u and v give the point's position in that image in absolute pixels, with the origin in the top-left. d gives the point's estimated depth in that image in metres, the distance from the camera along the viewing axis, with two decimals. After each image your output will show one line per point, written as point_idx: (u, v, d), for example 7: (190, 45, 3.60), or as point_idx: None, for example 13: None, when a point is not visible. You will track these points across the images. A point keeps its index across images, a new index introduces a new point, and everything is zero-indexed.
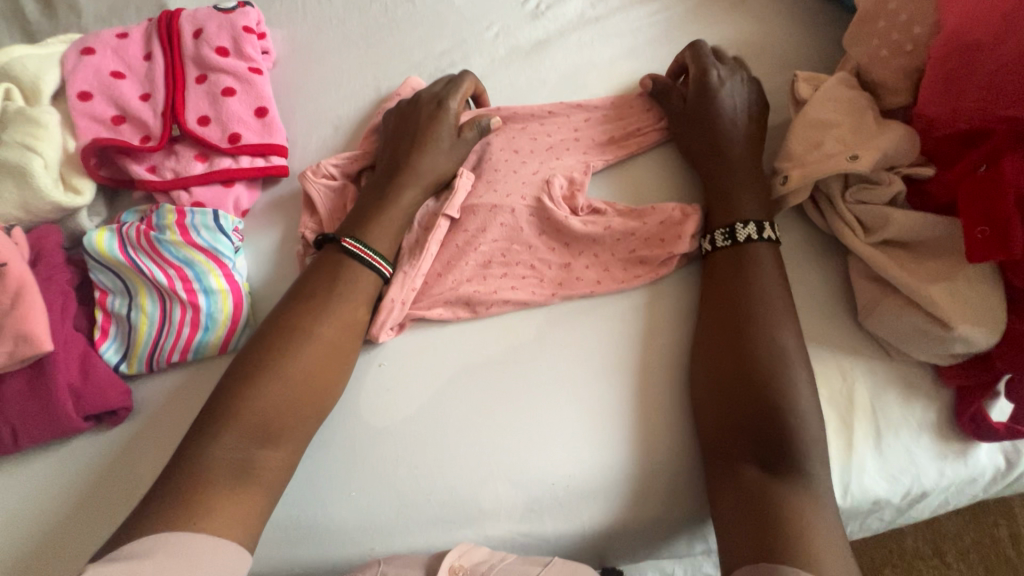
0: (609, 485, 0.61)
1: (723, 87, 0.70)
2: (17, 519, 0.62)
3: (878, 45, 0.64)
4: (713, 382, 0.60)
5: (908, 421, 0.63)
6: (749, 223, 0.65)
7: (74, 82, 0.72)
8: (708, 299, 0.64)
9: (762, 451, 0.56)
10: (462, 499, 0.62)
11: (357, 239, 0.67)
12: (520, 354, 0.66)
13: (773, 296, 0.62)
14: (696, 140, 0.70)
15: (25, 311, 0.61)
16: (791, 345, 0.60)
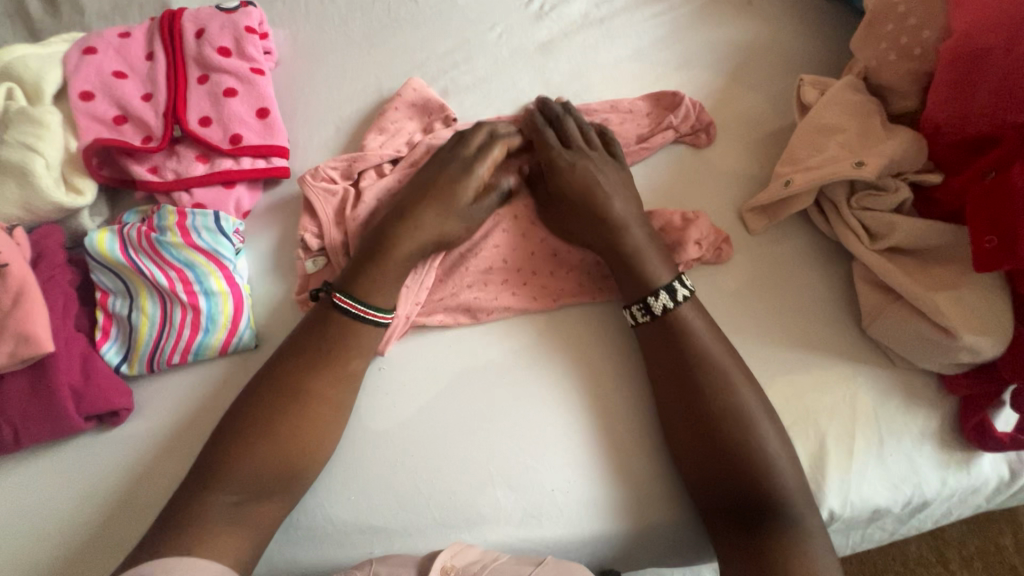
0: (606, 493, 0.62)
1: (578, 165, 0.68)
2: (22, 517, 0.63)
3: (886, 48, 0.63)
4: (687, 434, 0.60)
5: (911, 430, 0.62)
6: (660, 292, 0.63)
7: (76, 82, 0.72)
8: (650, 361, 0.63)
9: (741, 479, 0.57)
10: (462, 503, 0.62)
11: (348, 295, 0.64)
12: (515, 373, 0.66)
13: (721, 355, 0.61)
14: (569, 221, 0.68)
15: (26, 312, 0.61)
16: (745, 379, 0.61)
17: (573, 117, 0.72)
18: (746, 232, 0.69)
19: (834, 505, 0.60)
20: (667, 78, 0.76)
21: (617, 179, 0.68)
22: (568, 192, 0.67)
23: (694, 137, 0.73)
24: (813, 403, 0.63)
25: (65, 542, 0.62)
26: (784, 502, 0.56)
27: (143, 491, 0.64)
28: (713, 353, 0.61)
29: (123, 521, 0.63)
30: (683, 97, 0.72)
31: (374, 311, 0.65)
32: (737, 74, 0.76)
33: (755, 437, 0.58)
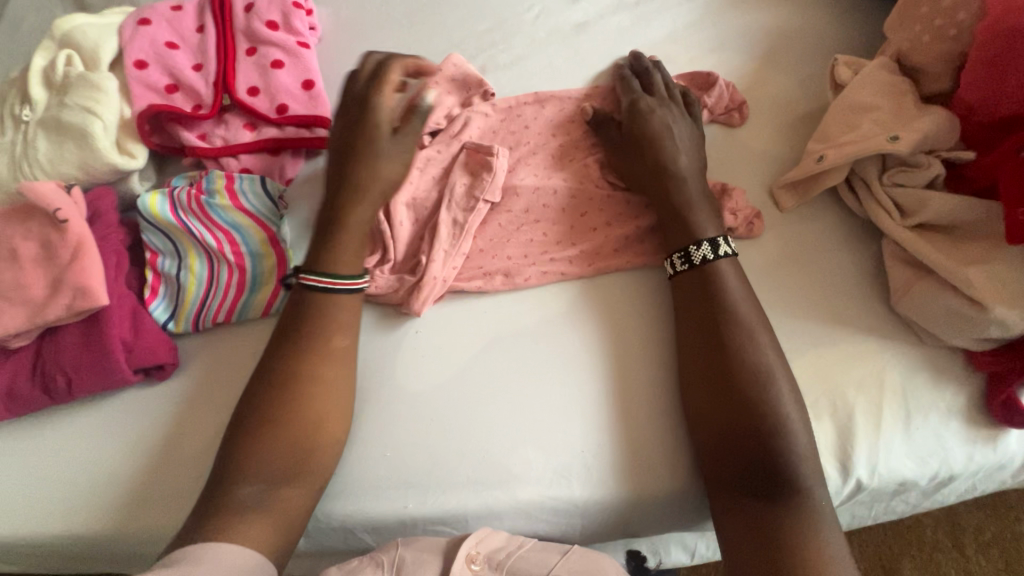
0: (630, 452, 0.63)
1: (655, 113, 0.71)
2: (77, 461, 0.66)
3: (920, 31, 0.65)
4: (705, 396, 0.61)
5: (937, 404, 0.63)
6: (703, 243, 0.65)
7: (131, 51, 0.75)
8: (681, 316, 0.65)
9: (758, 443, 0.57)
10: (494, 460, 0.63)
11: (314, 271, 0.67)
12: (544, 337, 0.68)
13: (747, 315, 0.62)
14: (633, 166, 0.71)
15: (84, 266, 0.64)
16: (770, 344, 0.61)
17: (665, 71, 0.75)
18: (776, 208, 0.71)
19: (860, 474, 0.62)
20: (700, 59, 0.78)
21: (687, 130, 0.72)
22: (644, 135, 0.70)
23: (727, 116, 0.75)
24: (841, 376, 0.64)
25: (115, 489, 0.65)
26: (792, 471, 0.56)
27: (188, 442, 0.66)
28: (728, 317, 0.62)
29: (169, 470, 0.65)
30: (717, 78, 0.74)
31: (341, 281, 0.67)
32: (769, 57, 0.77)
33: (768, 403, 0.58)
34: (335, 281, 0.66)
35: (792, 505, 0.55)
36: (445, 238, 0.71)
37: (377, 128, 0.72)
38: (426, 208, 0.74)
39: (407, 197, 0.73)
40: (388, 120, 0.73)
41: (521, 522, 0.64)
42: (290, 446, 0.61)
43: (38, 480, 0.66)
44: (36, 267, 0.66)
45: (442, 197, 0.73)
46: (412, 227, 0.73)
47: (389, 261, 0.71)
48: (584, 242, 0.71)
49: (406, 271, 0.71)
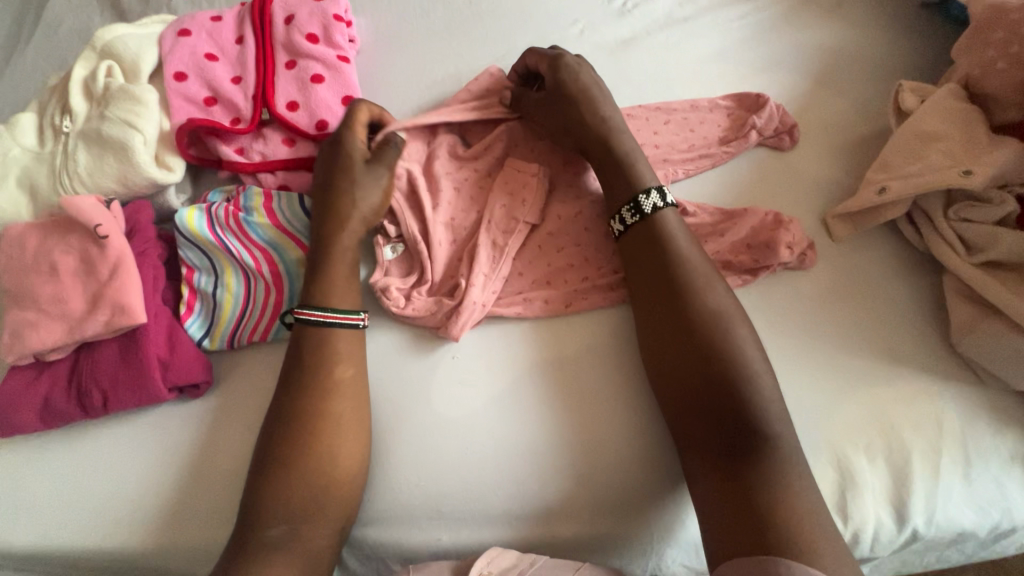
0: (619, 448, 0.62)
1: (582, 69, 0.72)
2: (108, 479, 0.65)
3: (994, 56, 0.61)
4: (662, 360, 0.61)
5: (1000, 451, 0.60)
6: (651, 192, 0.65)
7: (171, 63, 0.74)
8: (635, 280, 0.65)
9: (729, 418, 0.57)
10: (522, 487, 0.61)
11: (311, 307, 0.65)
12: (576, 360, 0.66)
13: (698, 272, 0.62)
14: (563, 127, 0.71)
15: (123, 283, 0.64)
16: (733, 310, 0.61)
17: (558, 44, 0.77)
18: (829, 238, 0.68)
19: (915, 522, 0.59)
20: (751, 79, 0.75)
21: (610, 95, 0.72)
22: (569, 96, 0.70)
23: (777, 139, 0.72)
24: (896, 417, 0.61)
25: (146, 509, 0.64)
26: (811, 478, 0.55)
27: (218, 462, 0.65)
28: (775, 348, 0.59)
29: (199, 491, 0.64)
30: (767, 100, 0.71)
31: (338, 314, 0.65)
32: (824, 77, 0.74)
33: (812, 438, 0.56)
34: (332, 314, 0.65)
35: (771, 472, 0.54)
36: (485, 261, 0.69)
37: (351, 156, 0.69)
38: (465, 229, 0.72)
39: (446, 217, 0.72)
40: (361, 153, 0.70)
41: (499, 504, 0.61)
42: (326, 472, 0.60)
43: (68, 496, 0.65)
44: (75, 282, 0.65)
45: (482, 219, 0.71)
46: (450, 248, 0.71)
47: (426, 282, 0.69)
48: None
49: (443, 294, 0.69)
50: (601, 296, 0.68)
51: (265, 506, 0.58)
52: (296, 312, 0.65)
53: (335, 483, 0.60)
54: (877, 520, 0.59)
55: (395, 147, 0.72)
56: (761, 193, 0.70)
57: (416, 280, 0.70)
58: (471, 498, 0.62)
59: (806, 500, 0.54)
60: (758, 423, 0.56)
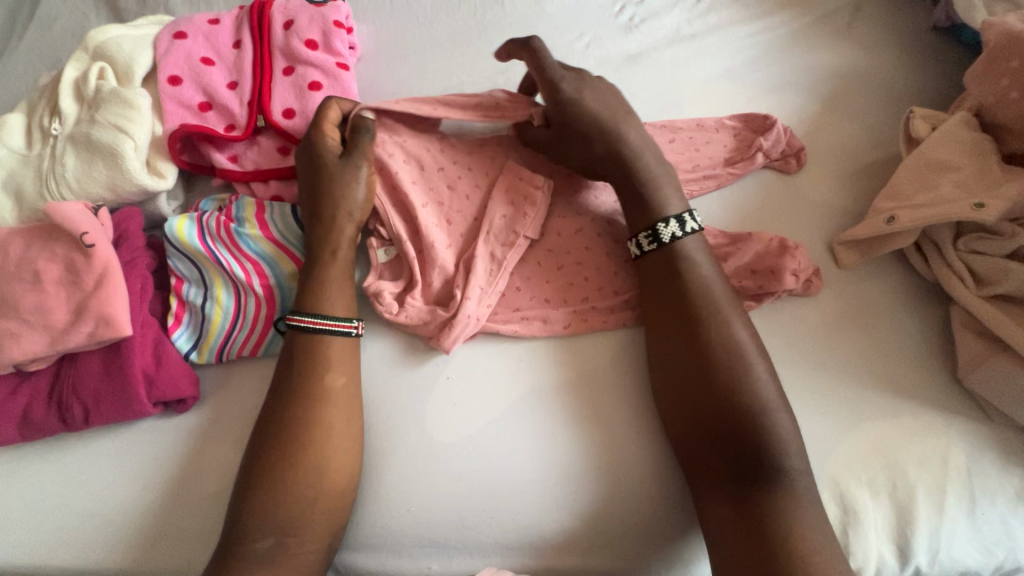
0: (618, 479, 0.60)
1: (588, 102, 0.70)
2: (86, 497, 0.63)
3: (1007, 86, 0.60)
4: (669, 389, 0.60)
5: (1006, 489, 0.59)
6: (671, 220, 0.63)
7: (165, 66, 0.72)
8: (650, 302, 0.63)
9: (740, 458, 0.55)
10: (521, 518, 0.60)
11: (300, 312, 0.63)
12: (577, 386, 0.64)
13: (717, 298, 0.61)
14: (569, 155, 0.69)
15: (108, 294, 0.61)
16: (749, 341, 0.59)
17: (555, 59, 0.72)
18: (835, 264, 0.66)
19: (918, 561, 0.57)
20: (758, 100, 0.74)
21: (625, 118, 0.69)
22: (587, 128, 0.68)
23: (783, 162, 0.70)
24: (901, 452, 0.59)
25: (126, 527, 0.61)
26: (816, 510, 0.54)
27: (201, 482, 0.62)
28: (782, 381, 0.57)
29: (181, 511, 0.61)
30: (775, 122, 0.69)
31: (328, 320, 0.63)
32: (832, 100, 0.73)
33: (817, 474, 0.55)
34: (322, 322, 0.63)
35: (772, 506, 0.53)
36: (481, 273, 0.67)
37: (323, 156, 0.67)
38: (462, 237, 0.70)
39: (444, 224, 0.70)
40: (333, 151, 0.67)
41: (496, 532, 0.60)
42: (314, 496, 0.57)
43: (45, 512, 0.63)
44: (59, 291, 0.63)
45: (480, 227, 0.70)
46: (446, 253, 0.68)
47: (419, 287, 0.67)
48: (630, 290, 0.68)
49: (437, 302, 0.67)
50: (601, 317, 0.67)
51: (249, 530, 0.56)
52: (287, 317, 0.63)
53: (324, 506, 0.58)
54: (879, 559, 0.57)
55: (368, 132, 0.69)
56: (766, 216, 0.68)
57: (410, 287, 0.68)
58: (466, 523, 0.60)
59: (811, 540, 0.52)
60: (768, 452, 0.55)
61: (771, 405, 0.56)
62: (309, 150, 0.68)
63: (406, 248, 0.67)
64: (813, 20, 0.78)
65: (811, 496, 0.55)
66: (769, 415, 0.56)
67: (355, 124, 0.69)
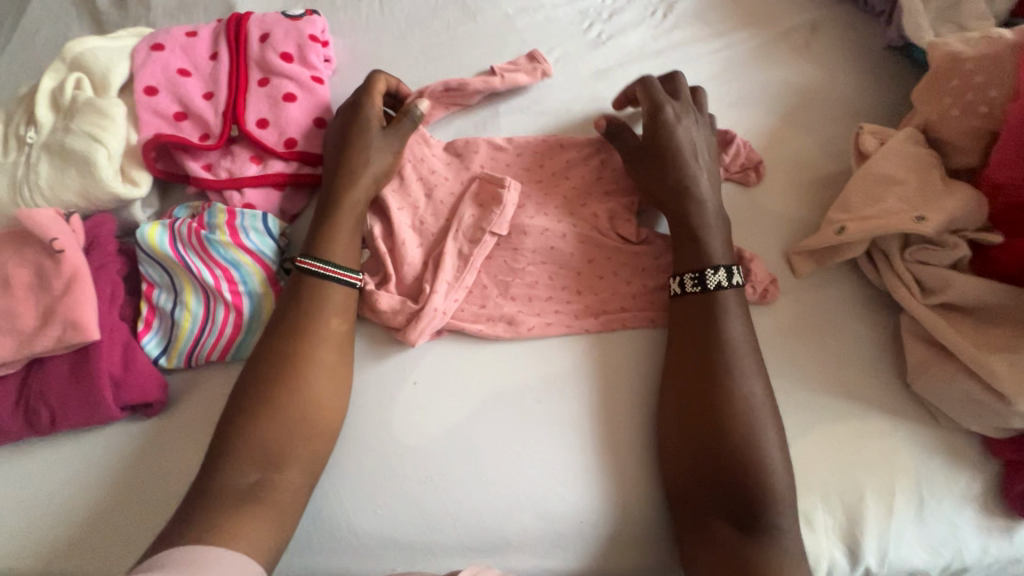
0: (601, 510, 0.61)
1: (680, 123, 0.70)
2: (45, 501, 0.62)
3: (949, 104, 0.63)
4: (681, 437, 0.60)
5: (952, 491, 0.60)
6: (720, 269, 0.64)
7: (142, 77, 0.74)
8: (675, 351, 0.63)
9: (736, 514, 0.56)
10: (495, 542, 0.61)
11: (311, 257, 0.66)
12: (576, 420, 0.64)
13: (740, 356, 0.61)
14: (652, 174, 0.69)
15: (77, 298, 0.62)
16: (763, 402, 0.60)
17: (672, 82, 0.73)
18: (792, 274, 0.68)
19: (868, 562, 0.59)
20: (720, 114, 0.76)
21: (705, 148, 0.70)
22: (665, 150, 0.68)
23: (743, 175, 0.73)
24: (854, 455, 0.61)
25: (87, 533, 0.61)
26: (771, 512, 0.56)
27: (164, 485, 0.63)
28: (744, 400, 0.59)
29: (141, 514, 0.62)
30: (734, 136, 0.72)
31: (339, 270, 0.66)
32: (792, 115, 0.76)
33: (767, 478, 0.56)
34: (333, 270, 0.66)
35: (755, 548, 0.55)
36: (449, 269, 0.69)
37: (369, 121, 0.72)
38: (433, 235, 0.72)
39: (415, 222, 0.72)
40: (377, 120, 0.73)
41: (472, 555, 0.61)
42: (279, 491, 0.57)
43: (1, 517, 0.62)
44: (28, 295, 0.64)
45: (449, 225, 0.71)
46: (416, 251, 0.70)
47: (393, 280, 0.68)
48: (593, 295, 0.70)
49: (408, 295, 0.68)
50: (566, 323, 0.68)
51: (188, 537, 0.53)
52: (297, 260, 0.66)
53: (277, 507, 0.57)
54: (831, 559, 0.59)
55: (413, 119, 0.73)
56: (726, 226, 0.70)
57: (383, 280, 0.69)
58: (431, 526, 0.61)
59: None
60: (766, 508, 0.56)
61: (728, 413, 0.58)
62: (347, 138, 0.71)
63: (378, 245, 0.70)
64: (775, 38, 0.81)
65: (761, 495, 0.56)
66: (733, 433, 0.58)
67: (406, 110, 0.74)
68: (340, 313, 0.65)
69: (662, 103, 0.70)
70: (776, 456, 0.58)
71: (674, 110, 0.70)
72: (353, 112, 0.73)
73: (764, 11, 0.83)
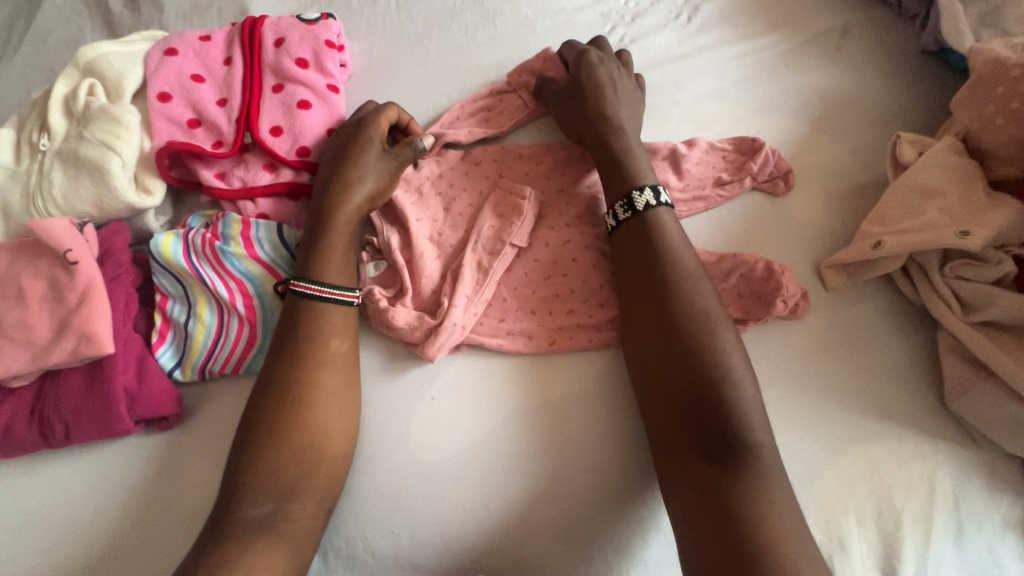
0: (603, 498, 0.60)
1: (602, 66, 0.72)
2: (61, 517, 0.61)
3: (993, 112, 0.61)
4: (645, 378, 0.59)
5: (992, 516, 0.58)
6: (646, 190, 0.65)
7: (155, 83, 0.72)
8: (628, 286, 0.63)
9: (709, 440, 0.54)
10: (501, 540, 0.59)
11: (305, 280, 0.64)
12: (571, 413, 0.63)
13: (693, 282, 0.61)
14: (576, 112, 0.71)
15: (91, 310, 0.61)
16: (722, 323, 0.59)
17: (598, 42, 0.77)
18: (822, 287, 0.66)
19: None
20: (748, 120, 0.74)
21: (632, 97, 0.72)
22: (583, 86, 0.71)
23: (772, 184, 0.70)
24: (889, 476, 0.59)
25: (103, 550, 0.60)
26: (740, 437, 0.53)
27: (180, 501, 0.61)
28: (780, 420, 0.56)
29: (157, 532, 0.60)
30: (763, 143, 0.69)
31: (334, 290, 0.64)
32: (821, 121, 0.73)
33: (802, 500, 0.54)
34: (329, 290, 0.64)
35: (738, 478, 0.52)
36: (468, 282, 0.67)
37: (368, 140, 0.70)
38: (451, 247, 0.70)
39: (434, 234, 0.70)
40: (379, 142, 0.71)
41: (470, 543, 0.59)
42: (298, 510, 0.57)
43: (16, 533, 0.61)
44: (43, 307, 0.63)
45: (469, 237, 0.69)
46: (434, 264, 0.68)
47: (409, 293, 0.67)
48: (614, 307, 0.67)
49: (425, 309, 0.67)
50: (586, 336, 0.66)
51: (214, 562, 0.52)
52: (290, 283, 0.64)
53: (297, 527, 0.56)
54: None
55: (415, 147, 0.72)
56: (753, 239, 0.68)
57: (400, 293, 0.67)
58: (446, 543, 0.59)
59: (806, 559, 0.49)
60: (733, 428, 0.53)
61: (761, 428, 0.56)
62: (350, 151, 0.69)
63: (397, 257, 0.68)
64: (802, 40, 0.78)
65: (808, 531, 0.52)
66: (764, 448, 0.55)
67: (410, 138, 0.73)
68: (343, 331, 0.64)
69: (585, 51, 0.74)
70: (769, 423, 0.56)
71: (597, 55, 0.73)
72: (355, 129, 0.71)
73: (790, 13, 0.80)
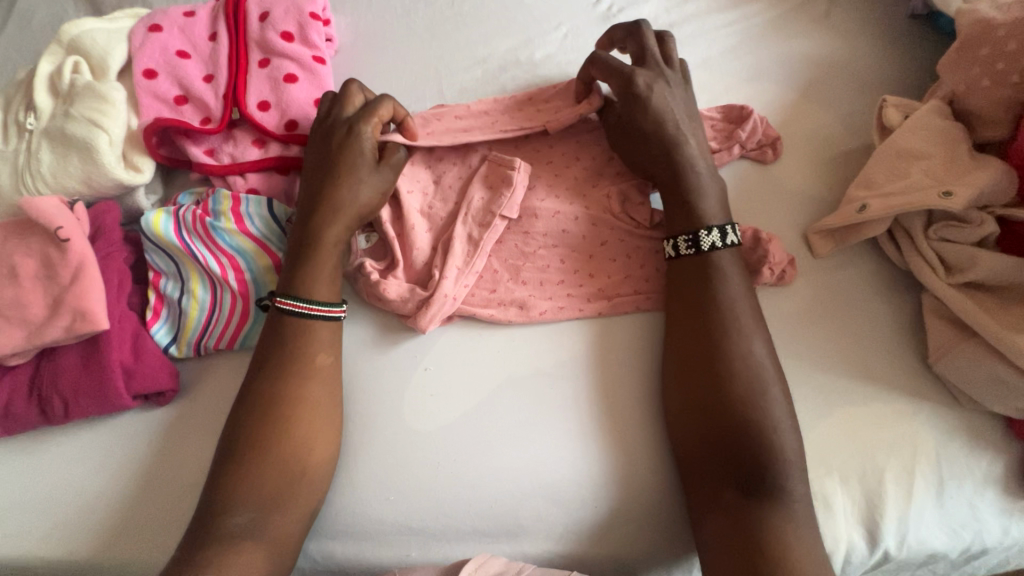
0: (606, 470, 0.60)
1: (654, 93, 0.67)
2: (64, 489, 0.63)
3: (979, 73, 0.61)
4: (678, 367, 0.60)
5: (974, 472, 0.60)
6: (713, 229, 0.62)
7: (140, 60, 0.72)
8: (672, 308, 0.63)
9: (745, 483, 0.55)
10: (506, 514, 0.60)
11: (294, 296, 0.63)
12: (563, 382, 0.64)
13: (739, 309, 0.60)
14: (636, 151, 0.67)
15: (85, 288, 0.62)
16: (769, 367, 0.59)
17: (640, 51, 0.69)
18: (810, 253, 0.67)
19: (888, 544, 0.58)
20: (737, 89, 0.74)
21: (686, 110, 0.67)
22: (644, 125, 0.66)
23: (760, 152, 0.70)
24: (875, 438, 0.60)
25: (106, 520, 0.62)
26: (777, 477, 0.54)
27: (180, 472, 0.63)
28: (768, 387, 0.57)
29: (159, 501, 0.62)
30: (751, 111, 0.69)
31: (323, 306, 0.63)
32: (810, 88, 0.73)
33: (791, 469, 0.55)
34: (318, 306, 0.63)
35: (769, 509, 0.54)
36: (459, 254, 0.67)
37: (359, 152, 0.66)
38: (441, 220, 0.70)
39: (424, 207, 0.71)
40: (370, 151, 0.67)
41: (472, 513, 0.60)
42: (293, 478, 0.58)
43: (21, 505, 0.63)
44: (36, 285, 0.64)
45: (459, 209, 0.70)
46: (424, 236, 0.69)
47: (401, 266, 0.67)
48: (605, 277, 0.68)
49: (417, 282, 0.67)
50: (578, 306, 0.67)
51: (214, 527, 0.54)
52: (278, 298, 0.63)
53: (295, 494, 0.58)
54: (849, 542, 0.58)
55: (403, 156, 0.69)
56: (743, 206, 0.68)
57: (391, 266, 0.68)
58: (443, 510, 0.61)
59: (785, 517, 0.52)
60: (767, 454, 0.55)
61: (751, 395, 0.57)
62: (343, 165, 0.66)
63: (387, 230, 0.68)
64: (792, 7, 0.78)
65: (785, 484, 0.54)
66: (760, 416, 0.56)
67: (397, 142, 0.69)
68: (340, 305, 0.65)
69: (632, 76, 0.67)
70: (761, 393, 0.57)
71: (646, 82, 0.66)
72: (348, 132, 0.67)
73: None
